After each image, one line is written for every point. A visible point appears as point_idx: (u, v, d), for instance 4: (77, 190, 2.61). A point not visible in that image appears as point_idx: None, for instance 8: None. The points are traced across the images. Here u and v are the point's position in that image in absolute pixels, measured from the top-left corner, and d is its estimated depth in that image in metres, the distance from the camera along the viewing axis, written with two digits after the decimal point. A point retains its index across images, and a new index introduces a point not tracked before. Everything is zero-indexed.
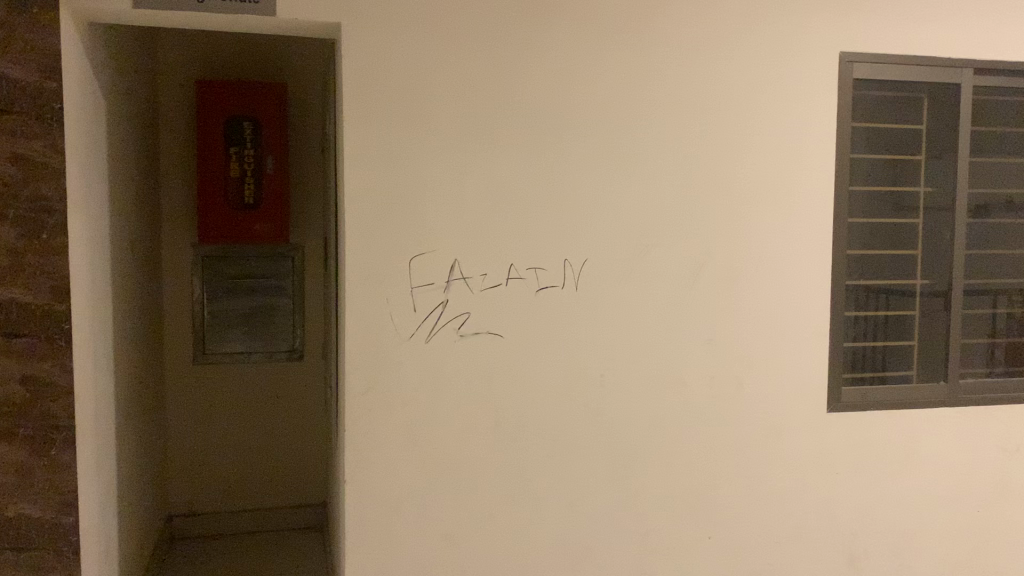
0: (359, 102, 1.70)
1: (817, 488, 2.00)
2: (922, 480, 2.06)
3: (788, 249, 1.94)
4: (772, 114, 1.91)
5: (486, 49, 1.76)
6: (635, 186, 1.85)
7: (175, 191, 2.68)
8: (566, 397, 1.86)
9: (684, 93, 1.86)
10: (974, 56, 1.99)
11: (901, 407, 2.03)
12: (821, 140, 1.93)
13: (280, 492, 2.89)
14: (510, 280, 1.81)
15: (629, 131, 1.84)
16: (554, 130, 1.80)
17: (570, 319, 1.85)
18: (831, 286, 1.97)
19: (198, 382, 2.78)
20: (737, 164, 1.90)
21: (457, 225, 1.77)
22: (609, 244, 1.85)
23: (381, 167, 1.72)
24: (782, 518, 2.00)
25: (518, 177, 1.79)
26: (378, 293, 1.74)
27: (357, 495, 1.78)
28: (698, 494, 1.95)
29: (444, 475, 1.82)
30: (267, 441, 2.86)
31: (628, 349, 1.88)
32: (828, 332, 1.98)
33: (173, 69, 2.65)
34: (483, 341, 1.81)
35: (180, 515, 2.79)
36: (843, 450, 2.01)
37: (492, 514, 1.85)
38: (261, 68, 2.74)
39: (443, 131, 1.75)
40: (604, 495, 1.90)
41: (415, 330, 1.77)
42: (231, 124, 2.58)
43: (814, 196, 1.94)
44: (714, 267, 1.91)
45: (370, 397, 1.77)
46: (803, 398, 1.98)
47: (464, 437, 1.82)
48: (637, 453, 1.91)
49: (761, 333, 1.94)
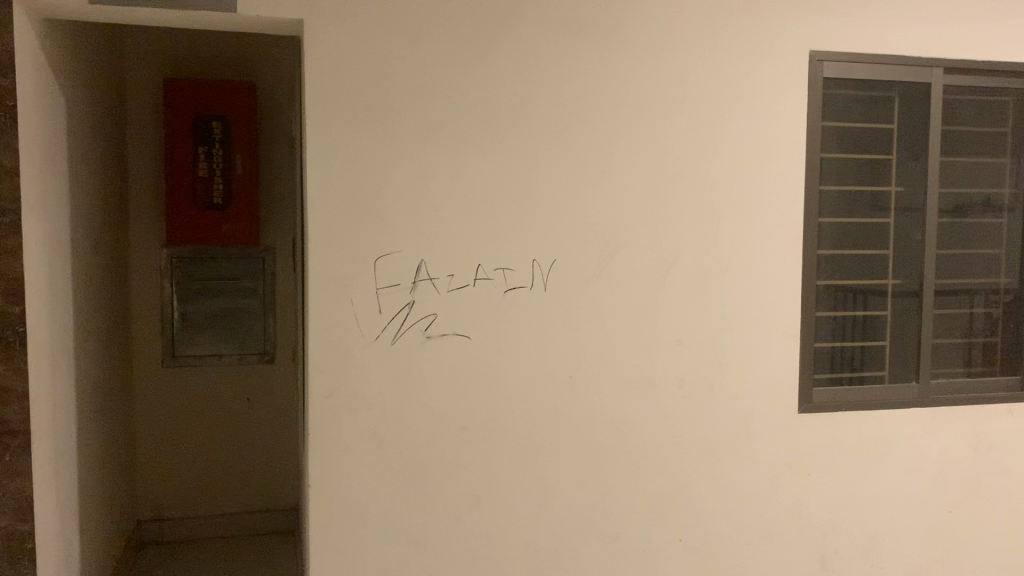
0: (323, 100, 1.68)
1: (788, 490, 1.99)
2: (892, 481, 2.05)
3: (758, 249, 1.93)
4: (742, 113, 1.89)
5: (453, 46, 1.73)
6: (603, 186, 1.83)
7: (143, 191, 2.64)
8: (535, 399, 1.84)
9: (653, 92, 1.84)
10: (943, 55, 1.98)
11: (872, 408, 2.02)
12: (792, 141, 1.92)
13: (252, 496, 2.86)
14: (478, 281, 1.78)
15: (598, 130, 1.82)
16: (521, 130, 1.78)
17: (539, 320, 1.83)
18: (802, 287, 1.96)
19: (167, 385, 2.73)
20: (708, 163, 1.88)
21: (423, 226, 1.75)
22: (577, 245, 1.83)
23: (345, 166, 1.70)
24: (752, 519, 1.98)
25: (484, 177, 1.77)
26: (343, 294, 1.72)
27: (322, 498, 1.75)
28: (667, 495, 1.93)
29: (411, 478, 1.80)
30: (238, 444, 2.82)
31: (597, 351, 1.86)
32: (800, 333, 1.97)
33: (141, 68, 2.62)
34: (449, 343, 1.78)
35: (149, 519, 2.75)
36: (814, 451, 2.00)
37: (460, 517, 1.83)
38: (231, 67, 2.70)
39: (409, 131, 1.73)
40: (574, 498, 1.88)
41: (381, 332, 1.75)
42: (199, 124, 2.56)
43: (785, 196, 1.93)
44: (684, 268, 1.89)
45: (335, 400, 1.74)
46: (775, 399, 1.96)
47: (431, 440, 1.80)
48: (607, 455, 1.89)
49: (733, 334, 1.93)
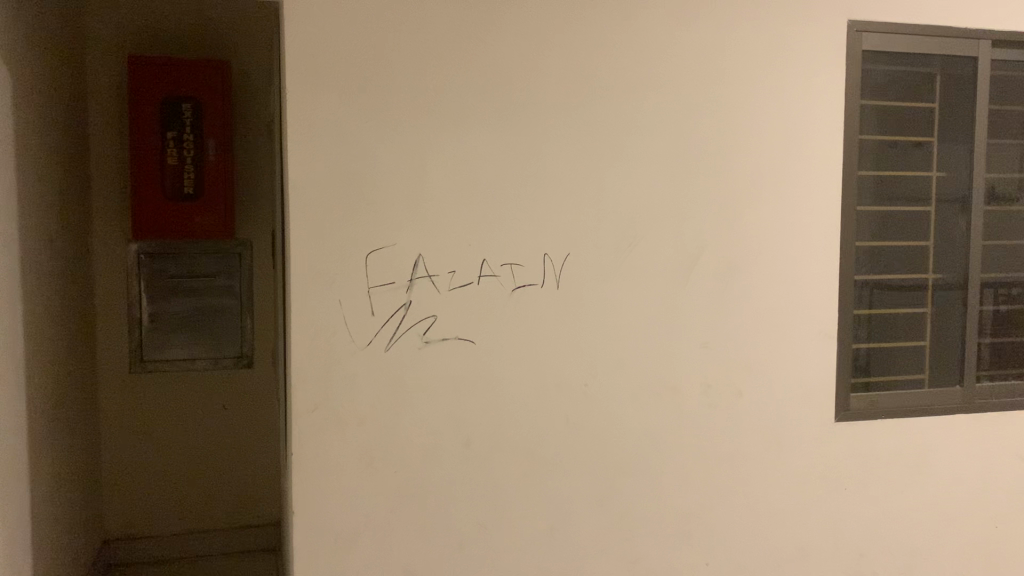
0: (306, 73, 1.47)
1: (822, 506, 1.81)
2: (935, 492, 1.87)
3: (790, 241, 1.74)
4: (774, 89, 1.70)
5: (452, 12, 1.53)
6: (621, 171, 1.63)
7: (108, 181, 2.43)
8: (546, 409, 1.64)
9: (677, 65, 1.64)
10: (989, 27, 1.80)
11: (914, 414, 1.84)
12: (828, 121, 1.73)
13: (229, 509, 2.63)
14: (482, 278, 1.58)
15: (617, 107, 1.62)
16: (531, 107, 1.58)
17: (549, 321, 1.62)
18: (838, 284, 1.77)
19: (135, 392, 2.51)
20: (735, 143, 1.69)
21: (420, 216, 1.54)
22: (593, 237, 1.63)
23: (332, 148, 1.49)
24: (785, 539, 1.80)
25: (490, 159, 1.56)
26: (331, 294, 1.51)
27: (306, 525, 1.55)
28: (692, 513, 1.74)
29: (408, 501, 1.59)
30: (214, 455, 2.60)
31: (615, 356, 1.67)
32: (836, 332, 1.78)
33: (101, 47, 2.39)
34: (451, 347, 1.58)
35: (116, 539, 2.52)
36: (851, 462, 1.81)
37: (462, 545, 1.63)
38: (204, 45, 2.47)
39: (403, 109, 1.52)
40: (590, 518, 1.69)
41: (373, 337, 1.54)
42: (167, 107, 2.34)
43: (819, 184, 1.74)
44: (711, 262, 1.70)
45: (321, 414, 1.54)
46: (808, 407, 1.78)
47: (429, 458, 1.59)
48: (626, 471, 1.70)
49: (761, 337, 1.74)
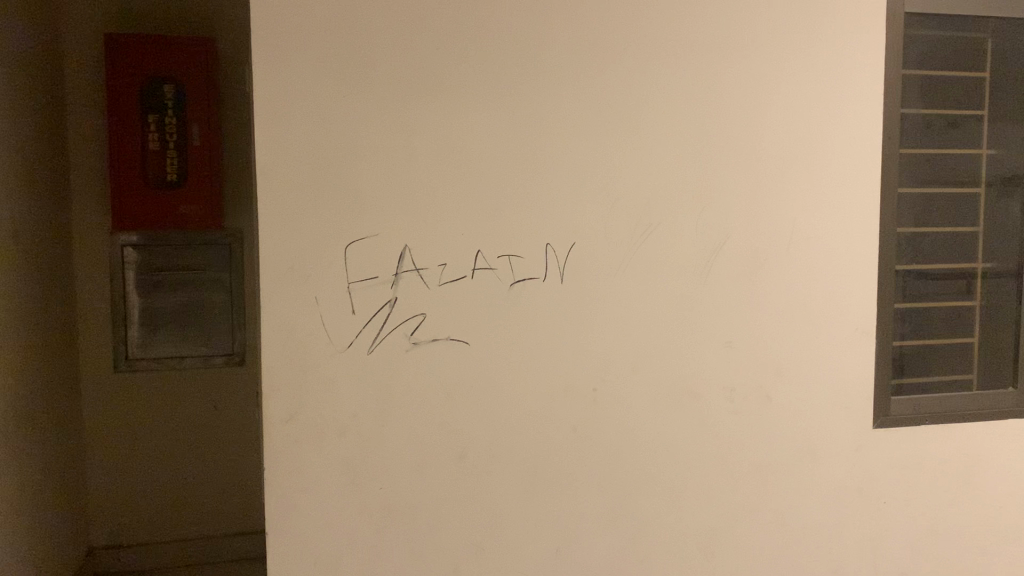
0: (276, 42, 1.30)
1: (859, 522, 1.63)
2: (984, 505, 1.69)
3: (823, 228, 1.56)
4: (807, 56, 1.51)
5: None
6: (634, 150, 1.46)
7: (88, 170, 2.29)
8: (549, 417, 1.47)
9: (698, 30, 1.46)
10: None
11: (959, 419, 1.66)
12: (866, 94, 1.55)
13: (223, 517, 2.49)
14: (478, 272, 1.41)
15: (629, 78, 1.44)
16: (529, 79, 1.40)
17: (552, 319, 1.45)
18: (877, 275, 1.59)
19: (120, 392, 2.38)
20: (762, 118, 1.50)
21: (407, 203, 1.37)
22: (603, 224, 1.46)
23: (305, 125, 1.33)
24: (818, 557, 1.62)
25: (484, 138, 1.39)
26: (307, 291, 1.35)
27: (281, 549, 1.40)
28: (717, 530, 1.57)
29: (396, 519, 1.43)
30: (204, 458, 2.46)
31: (628, 357, 1.50)
32: (875, 329, 1.60)
33: (78, 27, 2.24)
34: (443, 349, 1.42)
35: (103, 545, 2.40)
36: (891, 473, 1.63)
37: (456, 567, 1.47)
38: (190, 21, 2.31)
39: (384, 81, 1.35)
40: (602, 537, 1.52)
41: (355, 338, 1.38)
42: (148, 89, 2.19)
43: (857, 164, 1.56)
44: (736, 252, 1.52)
45: (298, 424, 1.38)
46: (843, 413, 1.60)
47: (420, 472, 1.43)
48: (640, 484, 1.53)
49: (792, 336, 1.56)
